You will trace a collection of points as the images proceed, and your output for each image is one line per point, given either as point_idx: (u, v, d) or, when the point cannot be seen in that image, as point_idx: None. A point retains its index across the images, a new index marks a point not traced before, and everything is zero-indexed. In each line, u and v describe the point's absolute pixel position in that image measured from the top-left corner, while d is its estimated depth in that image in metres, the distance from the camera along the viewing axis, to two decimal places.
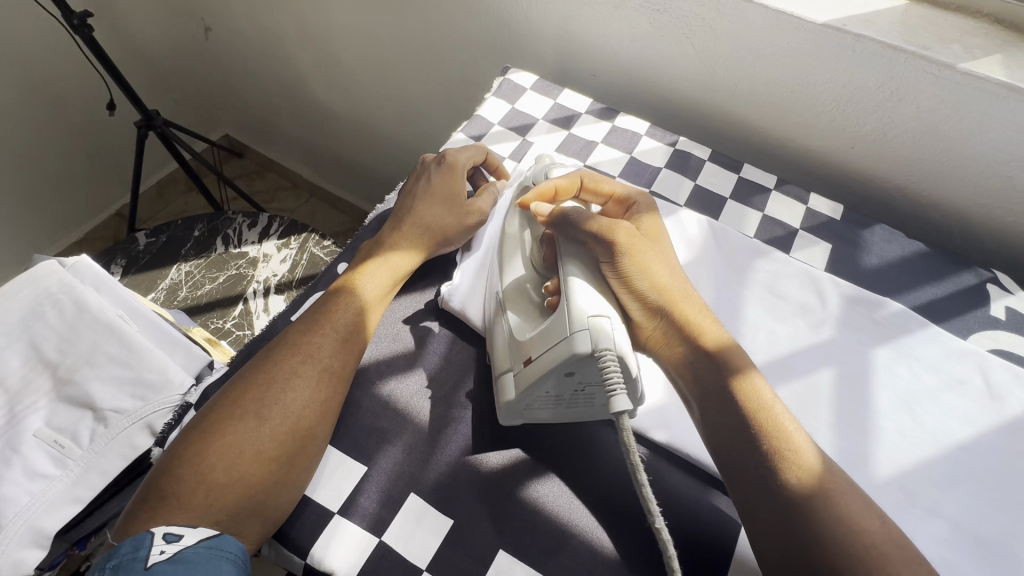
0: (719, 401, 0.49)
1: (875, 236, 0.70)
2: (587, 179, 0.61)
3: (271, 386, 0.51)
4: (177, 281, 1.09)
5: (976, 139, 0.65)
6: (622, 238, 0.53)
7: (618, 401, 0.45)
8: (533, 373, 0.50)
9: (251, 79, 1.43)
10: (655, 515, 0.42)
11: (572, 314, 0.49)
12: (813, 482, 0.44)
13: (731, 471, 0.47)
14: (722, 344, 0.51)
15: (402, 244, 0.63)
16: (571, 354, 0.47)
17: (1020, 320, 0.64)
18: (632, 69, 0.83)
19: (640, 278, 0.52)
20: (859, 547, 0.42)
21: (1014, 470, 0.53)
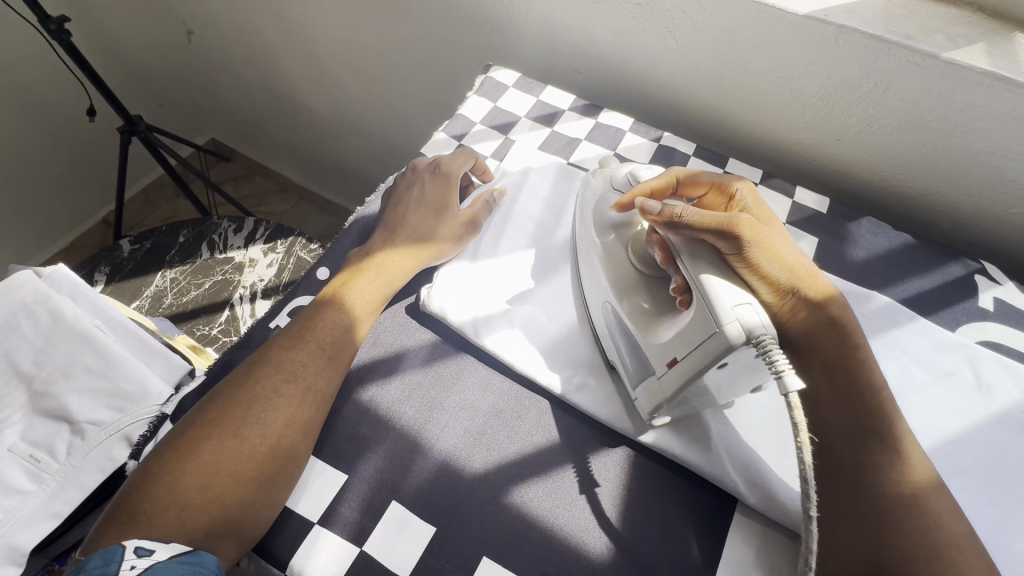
0: (834, 380, 0.48)
1: (861, 229, 0.70)
2: (683, 176, 0.58)
3: (253, 405, 0.50)
4: (163, 288, 1.07)
5: (961, 128, 0.64)
6: (746, 227, 0.49)
7: (791, 381, 0.42)
8: (684, 373, 0.46)
9: (235, 82, 1.41)
10: (811, 506, 0.42)
11: (716, 308, 0.45)
12: (899, 452, 0.45)
13: (847, 471, 0.45)
14: (845, 321, 0.49)
15: (392, 256, 0.61)
16: (729, 348, 0.43)
17: (1009, 311, 0.63)
18: (615, 66, 0.82)
19: (769, 263, 0.49)
20: (938, 524, 0.42)
21: (1004, 462, 0.53)
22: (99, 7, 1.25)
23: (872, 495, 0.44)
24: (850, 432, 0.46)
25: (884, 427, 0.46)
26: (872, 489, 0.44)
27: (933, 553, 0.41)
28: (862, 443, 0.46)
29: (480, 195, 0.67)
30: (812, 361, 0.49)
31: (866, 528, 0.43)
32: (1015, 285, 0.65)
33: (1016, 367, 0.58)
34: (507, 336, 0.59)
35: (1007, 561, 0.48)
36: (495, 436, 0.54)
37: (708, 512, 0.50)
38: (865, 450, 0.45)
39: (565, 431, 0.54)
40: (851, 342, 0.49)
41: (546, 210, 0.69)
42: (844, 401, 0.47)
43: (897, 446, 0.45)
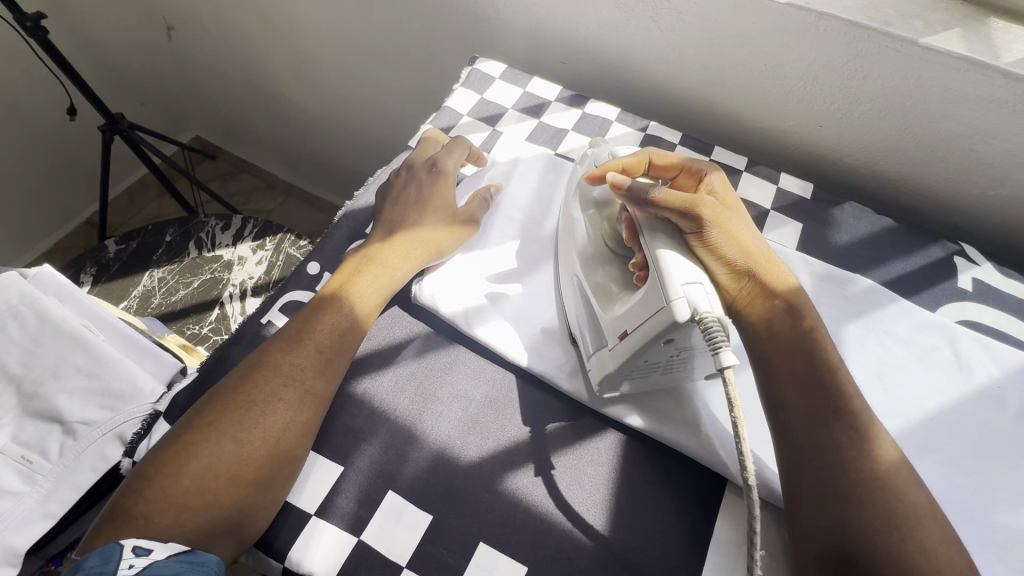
0: (798, 360, 0.49)
1: (844, 214, 0.71)
2: (656, 156, 0.59)
3: (249, 409, 0.49)
4: (151, 288, 1.06)
5: (939, 113, 0.65)
6: (705, 209, 0.52)
7: (726, 357, 0.45)
8: (632, 347, 0.48)
9: (218, 78, 1.39)
10: (748, 473, 0.43)
11: (668, 285, 0.47)
12: (858, 427, 0.45)
13: (813, 454, 0.45)
14: (799, 303, 0.52)
15: (391, 258, 0.60)
16: (673, 323, 0.46)
17: (986, 291, 0.65)
18: (601, 56, 0.83)
19: (725, 245, 0.52)
20: (900, 494, 0.42)
21: (983, 437, 0.54)
22: (76, 3, 1.23)
23: (832, 475, 0.44)
24: (812, 411, 0.47)
25: (840, 403, 0.46)
26: (834, 469, 0.44)
27: (895, 524, 0.41)
28: (825, 421, 0.46)
29: (476, 193, 0.67)
30: (771, 341, 0.51)
31: (833, 507, 0.43)
32: (992, 266, 0.66)
33: (993, 344, 0.59)
34: (499, 326, 0.59)
35: (986, 531, 0.49)
36: (489, 424, 0.54)
37: (696, 493, 0.51)
38: (825, 430, 0.45)
39: (555, 418, 0.55)
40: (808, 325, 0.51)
41: (534, 200, 0.69)
42: (804, 380, 0.48)
43: (857, 422, 0.46)
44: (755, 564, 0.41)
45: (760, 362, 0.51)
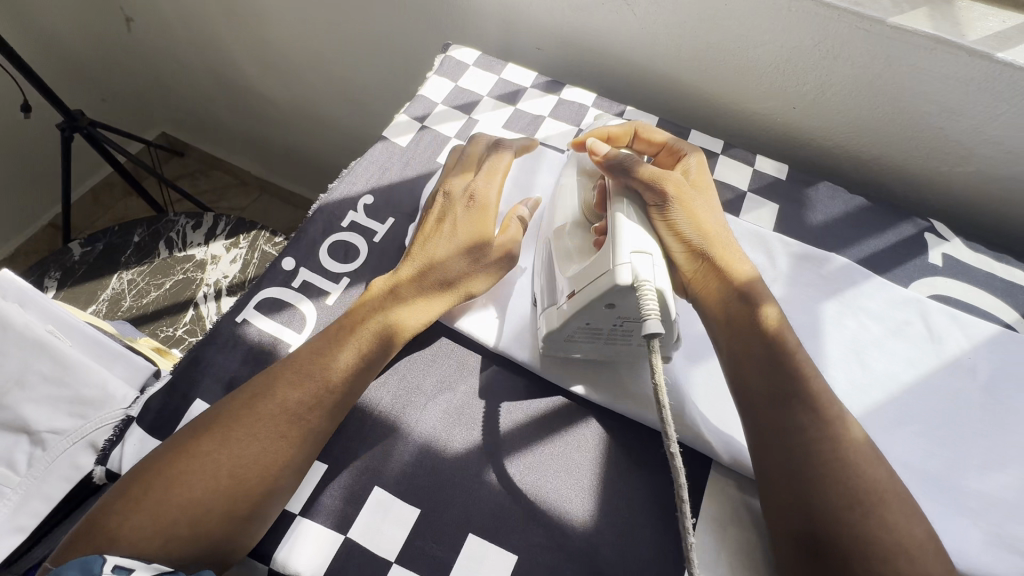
0: (751, 345, 0.49)
1: (819, 193, 0.72)
2: (642, 130, 0.63)
3: (251, 444, 0.46)
4: (120, 291, 1.03)
5: (908, 92, 0.66)
6: (671, 185, 0.54)
7: (654, 325, 0.45)
8: (578, 304, 0.50)
9: (182, 71, 1.34)
10: (671, 442, 0.42)
11: (616, 248, 0.48)
12: (816, 407, 0.46)
13: (776, 439, 0.46)
14: (757, 293, 0.52)
15: (416, 297, 0.56)
16: (613, 285, 0.47)
17: (955, 265, 0.66)
18: (574, 41, 0.82)
19: (684, 223, 0.53)
20: (860, 473, 0.43)
21: (955, 407, 0.56)
22: None
23: (790, 456, 0.44)
24: (772, 395, 0.47)
25: (801, 387, 0.47)
26: (796, 451, 0.44)
27: (855, 502, 0.42)
28: (780, 406, 0.46)
29: (513, 212, 0.62)
30: (729, 327, 0.51)
31: (799, 489, 0.43)
32: (961, 241, 0.68)
33: (963, 317, 0.61)
34: (482, 316, 0.59)
35: (959, 497, 0.51)
36: (474, 416, 0.54)
37: (682, 475, 0.52)
38: (786, 414, 0.46)
39: (541, 406, 0.55)
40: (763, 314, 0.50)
41: (513, 187, 0.68)
42: (762, 365, 0.48)
43: (813, 402, 0.46)
44: (671, 451, 0.42)
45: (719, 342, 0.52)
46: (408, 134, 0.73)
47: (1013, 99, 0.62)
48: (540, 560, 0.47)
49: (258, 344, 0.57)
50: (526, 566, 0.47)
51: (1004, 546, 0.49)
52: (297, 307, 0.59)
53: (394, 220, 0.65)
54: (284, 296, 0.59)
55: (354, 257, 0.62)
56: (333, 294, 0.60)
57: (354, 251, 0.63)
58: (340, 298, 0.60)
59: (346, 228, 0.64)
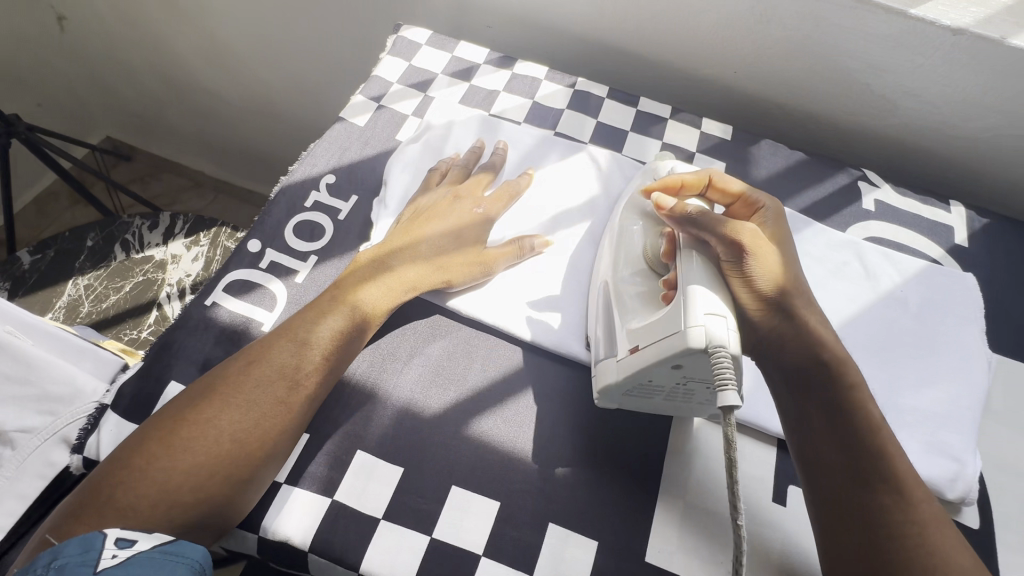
0: (838, 425, 0.47)
1: (762, 151, 0.76)
2: (716, 177, 0.56)
3: (250, 410, 0.47)
4: (77, 297, 0.99)
5: (835, 50, 0.71)
6: (748, 236, 0.49)
7: (730, 398, 0.40)
8: (640, 362, 0.47)
9: (124, 69, 1.30)
10: (740, 514, 0.38)
11: (687, 310, 0.45)
12: (899, 492, 0.44)
13: (852, 514, 0.44)
14: (844, 360, 0.49)
15: (404, 271, 0.57)
16: (683, 349, 0.44)
17: (886, 209, 0.72)
18: (523, 17, 0.84)
19: (764, 277, 0.49)
20: (940, 560, 0.41)
21: (890, 335, 0.61)
22: None
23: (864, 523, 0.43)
24: (851, 470, 0.45)
25: (887, 471, 0.45)
26: (880, 533, 0.42)
27: None
28: (861, 483, 0.45)
29: (520, 239, 0.61)
30: (810, 389, 0.48)
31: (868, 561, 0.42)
32: (890, 187, 0.74)
33: (894, 254, 0.67)
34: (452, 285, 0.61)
35: (898, 413, 0.56)
36: (451, 374, 0.56)
37: (650, 415, 0.55)
38: (869, 494, 0.44)
39: (515, 364, 0.57)
40: (846, 381, 0.48)
41: None
42: (834, 432, 0.47)
43: (897, 485, 0.44)
44: (738, 532, 0.38)
45: (789, 406, 0.49)
46: (365, 115, 0.73)
47: (928, 51, 0.67)
48: (521, 504, 0.50)
49: (230, 324, 0.57)
50: (509, 511, 0.50)
51: (938, 453, 0.54)
52: (266, 286, 0.59)
53: (357, 197, 0.66)
54: (253, 277, 0.60)
55: (321, 236, 0.63)
56: (302, 273, 0.61)
57: (319, 230, 0.63)
58: (310, 277, 0.60)
59: (309, 208, 0.65)
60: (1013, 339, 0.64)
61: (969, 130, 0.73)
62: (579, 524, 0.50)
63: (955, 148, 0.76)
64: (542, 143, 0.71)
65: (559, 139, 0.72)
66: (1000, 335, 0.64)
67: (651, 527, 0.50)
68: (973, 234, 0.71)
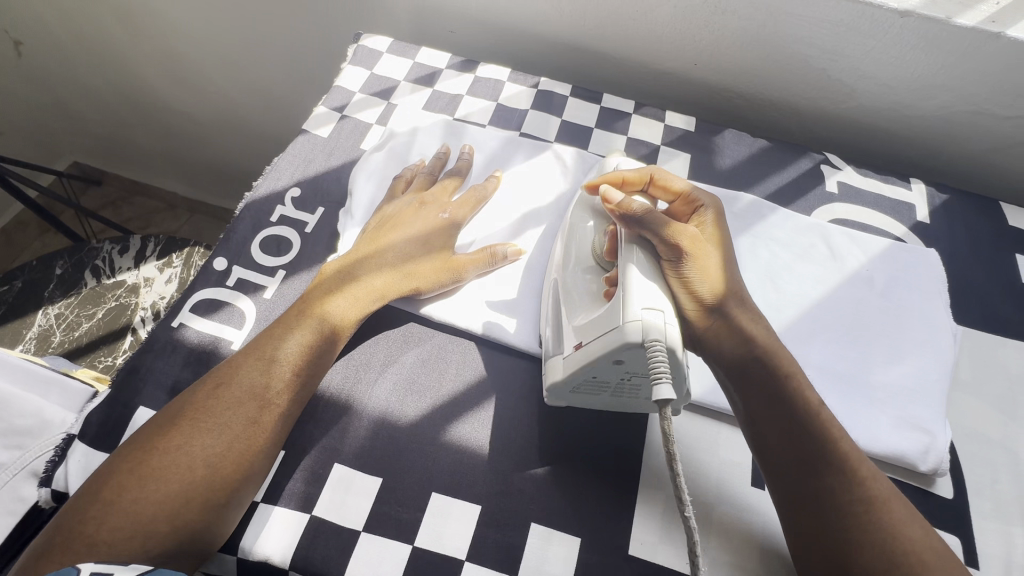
0: (781, 412, 0.48)
1: (725, 140, 0.77)
2: (659, 174, 0.57)
3: (221, 432, 0.46)
4: (48, 326, 0.97)
5: (790, 38, 0.72)
6: (687, 239, 0.50)
7: (662, 391, 0.41)
8: (584, 357, 0.48)
9: (86, 92, 1.27)
10: (686, 506, 0.38)
11: (625, 305, 0.47)
12: (846, 474, 0.45)
13: (808, 498, 0.45)
14: (780, 353, 0.50)
15: (370, 283, 0.57)
16: (622, 343, 0.45)
17: (849, 191, 0.73)
18: (483, 20, 0.84)
19: (700, 279, 0.50)
20: (894, 537, 0.43)
21: (857, 314, 0.62)
22: None
23: (816, 508, 0.45)
24: (798, 453, 0.47)
25: (835, 455, 0.46)
26: (827, 517, 0.44)
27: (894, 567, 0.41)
28: (818, 467, 0.46)
29: (492, 247, 0.60)
30: (748, 382, 0.49)
31: (827, 540, 0.44)
32: (852, 169, 0.75)
33: (859, 235, 0.68)
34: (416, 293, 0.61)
35: (868, 391, 0.57)
36: (425, 382, 0.56)
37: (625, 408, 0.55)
38: (813, 480, 0.45)
39: (488, 366, 0.57)
40: (781, 375, 0.49)
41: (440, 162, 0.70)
42: (781, 422, 0.48)
43: (844, 468, 0.46)
44: (687, 524, 0.38)
45: (734, 397, 0.51)
46: (328, 125, 0.73)
47: (879, 34, 0.69)
48: (501, 506, 0.50)
49: (198, 344, 0.56)
50: (490, 513, 0.50)
51: (908, 427, 0.55)
52: (234, 304, 0.59)
53: (323, 209, 0.66)
54: (220, 295, 0.59)
55: (287, 250, 0.63)
56: (270, 288, 0.60)
57: (286, 244, 0.63)
58: (278, 291, 0.60)
59: (275, 222, 0.64)
60: (976, 311, 0.66)
61: (924, 109, 0.75)
62: (560, 522, 0.50)
63: (913, 127, 0.77)
64: (506, 144, 0.71)
65: (524, 139, 0.72)
66: (963, 306, 0.66)
67: (632, 520, 0.50)
68: (933, 210, 0.72)
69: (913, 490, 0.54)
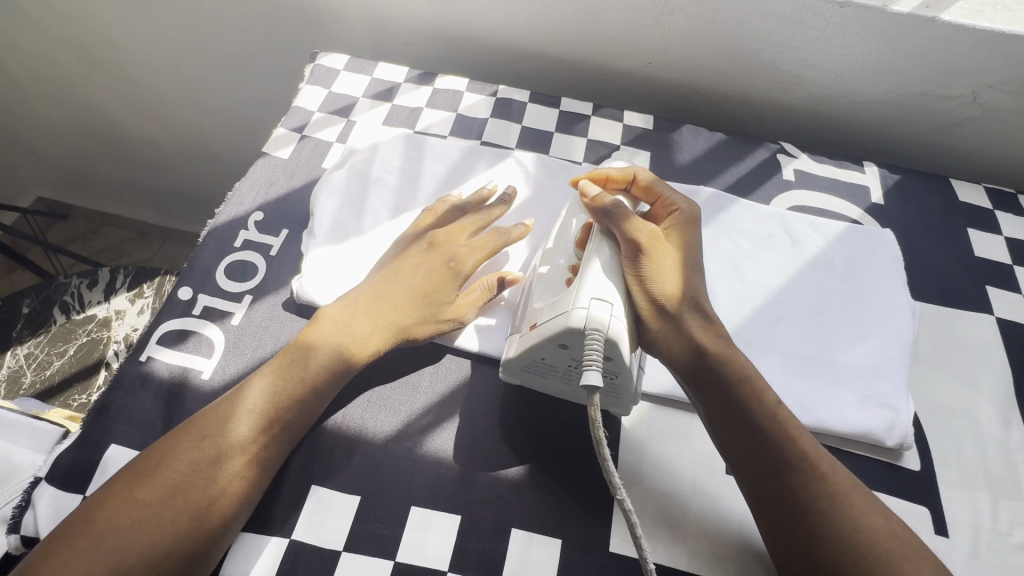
0: (738, 410, 0.49)
1: (683, 136, 0.78)
2: (642, 175, 0.58)
3: (205, 483, 0.46)
4: (17, 368, 0.94)
5: (740, 32, 0.74)
6: (649, 241, 0.51)
7: (589, 377, 0.44)
8: (533, 337, 0.50)
9: (45, 127, 1.24)
10: (617, 489, 0.43)
11: (578, 293, 0.48)
12: (804, 469, 0.46)
13: (763, 489, 0.47)
14: (740, 356, 0.51)
15: (359, 327, 0.55)
16: (564, 328, 0.47)
17: (806, 178, 0.75)
18: (440, 31, 0.85)
19: (658, 280, 0.51)
20: (852, 518, 0.45)
21: (818, 297, 0.64)
22: None
23: (781, 491, 0.46)
24: (765, 444, 0.47)
25: (796, 451, 0.47)
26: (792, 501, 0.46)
27: (853, 548, 0.44)
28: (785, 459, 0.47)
29: (490, 280, 0.59)
30: (704, 383, 0.50)
31: (792, 522, 0.45)
32: (806, 157, 0.77)
33: (817, 220, 0.70)
34: None
35: (834, 371, 0.59)
36: (397, 399, 0.56)
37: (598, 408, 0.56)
38: (779, 468, 0.47)
39: (459, 375, 0.58)
40: (738, 376, 0.50)
41: (402, 176, 0.69)
42: (736, 420, 0.49)
43: (800, 464, 0.47)
44: (626, 511, 0.42)
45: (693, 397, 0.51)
46: (288, 146, 0.73)
47: (822, 24, 0.71)
48: (481, 515, 0.50)
49: (168, 377, 0.56)
50: (470, 522, 0.50)
51: (873, 404, 0.56)
52: (201, 333, 0.58)
53: (287, 231, 0.66)
54: (187, 325, 0.59)
55: (253, 275, 0.62)
56: (237, 314, 0.60)
57: (251, 269, 0.63)
58: (246, 317, 0.60)
59: (239, 247, 0.64)
60: (933, 286, 0.68)
61: (872, 93, 0.77)
62: (541, 525, 0.50)
63: (863, 112, 0.80)
64: (468, 154, 0.72)
65: (484, 149, 0.72)
66: (920, 283, 0.68)
67: (612, 518, 0.51)
68: (887, 192, 0.75)
69: (881, 465, 0.55)
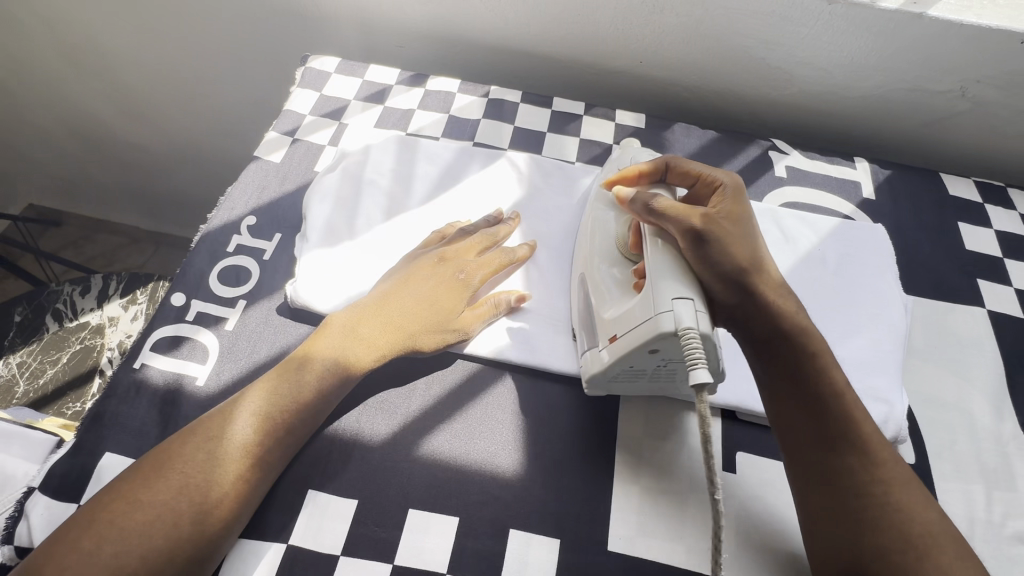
0: (811, 392, 0.49)
1: (676, 134, 0.79)
2: (673, 161, 0.56)
3: (208, 486, 0.46)
4: (9, 377, 0.93)
5: (729, 31, 0.74)
6: (705, 227, 0.49)
7: (699, 376, 0.42)
8: (619, 349, 0.49)
9: (35, 134, 1.24)
10: (715, 488, 0.40)
11: (656, 296, 0.47)
12: (867, 453, 0.47)
13: (836, 473, 0.47)
14: (810, 330, 0.51)
15: (366, 337, 0.54)
16: (654, 334, 0.46)
17: (798, 174, 0.76)
18: (431, 32, 0.85)
19: (723, 265, 0.49)
20: (867, 507, 0.45)
21: (811, 293, 0.64)
22: None
23: (831, 480, 0.47)
24: (818, 432, 0.48)
25: (853, 434, 0.47)
26: (830, 491, 0.46)
27: (869, 536, 0.44)
28: (828, 447, 0.47)
29: (496, 296, 0.59)
30: (779, 363, 0.50)
31: (836, 512, 0.46)
32: (798, 153, 0.77)
33: (810, 216, 0.70)
34: None
35: None
36: (394, 403, 0.56)
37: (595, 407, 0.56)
38: (826, 455, 0.47)
39: (454, 376, 0.58)
40: (812, 353, 0.50)
41: (394, 178, 0.69)
42: (810, 402, 0.49)
43: (864, 446, 0.47)
44: (716, 506, 0.39)
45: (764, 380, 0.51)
46: (280, 150, 0.73)
47: (811, 21, 0.71)
48: (479, 516, 0.50)
49: (163, 384, 0.56)
50: (468, 524, 0.50)
51: (867, 398, 0.57)
52: (195, 339, 0.58)
53: (280, 235, 0.66)
54: (180, 332, 0.58)
55: (246, 280, 0.62)
56: (231, 319, 0.60)
57: (245, 274, 0.62)
58: (239, 322, 0.59)
59: (232, 252, 0.64)
60: (925, 280, 0.68)
61: (861, 90, 0.77)
62: (538, 525, 0.50)
63: (854, 108, 0.80)
64: (461, 155, 0.72)
65: (477, 150, 0.72)
66: (912, 277, 0.68)
67: (609, 516, 0.51)
68: (878, 187, 0.75)
69: None
